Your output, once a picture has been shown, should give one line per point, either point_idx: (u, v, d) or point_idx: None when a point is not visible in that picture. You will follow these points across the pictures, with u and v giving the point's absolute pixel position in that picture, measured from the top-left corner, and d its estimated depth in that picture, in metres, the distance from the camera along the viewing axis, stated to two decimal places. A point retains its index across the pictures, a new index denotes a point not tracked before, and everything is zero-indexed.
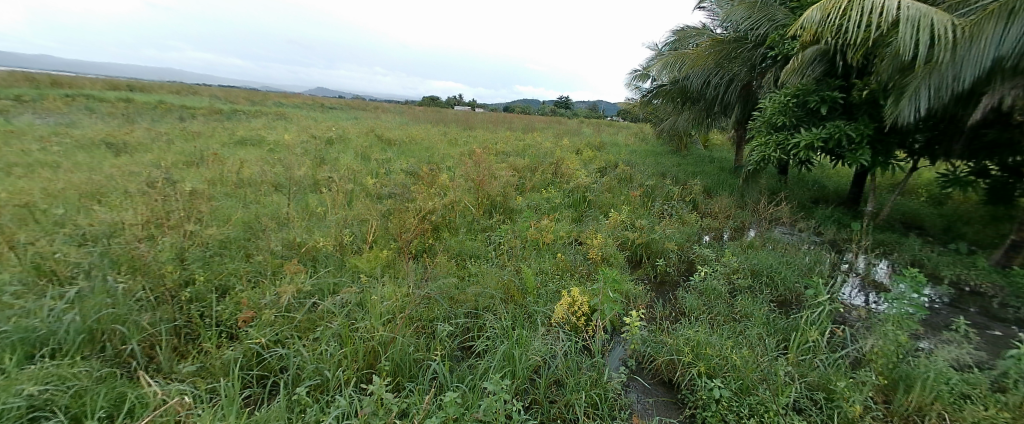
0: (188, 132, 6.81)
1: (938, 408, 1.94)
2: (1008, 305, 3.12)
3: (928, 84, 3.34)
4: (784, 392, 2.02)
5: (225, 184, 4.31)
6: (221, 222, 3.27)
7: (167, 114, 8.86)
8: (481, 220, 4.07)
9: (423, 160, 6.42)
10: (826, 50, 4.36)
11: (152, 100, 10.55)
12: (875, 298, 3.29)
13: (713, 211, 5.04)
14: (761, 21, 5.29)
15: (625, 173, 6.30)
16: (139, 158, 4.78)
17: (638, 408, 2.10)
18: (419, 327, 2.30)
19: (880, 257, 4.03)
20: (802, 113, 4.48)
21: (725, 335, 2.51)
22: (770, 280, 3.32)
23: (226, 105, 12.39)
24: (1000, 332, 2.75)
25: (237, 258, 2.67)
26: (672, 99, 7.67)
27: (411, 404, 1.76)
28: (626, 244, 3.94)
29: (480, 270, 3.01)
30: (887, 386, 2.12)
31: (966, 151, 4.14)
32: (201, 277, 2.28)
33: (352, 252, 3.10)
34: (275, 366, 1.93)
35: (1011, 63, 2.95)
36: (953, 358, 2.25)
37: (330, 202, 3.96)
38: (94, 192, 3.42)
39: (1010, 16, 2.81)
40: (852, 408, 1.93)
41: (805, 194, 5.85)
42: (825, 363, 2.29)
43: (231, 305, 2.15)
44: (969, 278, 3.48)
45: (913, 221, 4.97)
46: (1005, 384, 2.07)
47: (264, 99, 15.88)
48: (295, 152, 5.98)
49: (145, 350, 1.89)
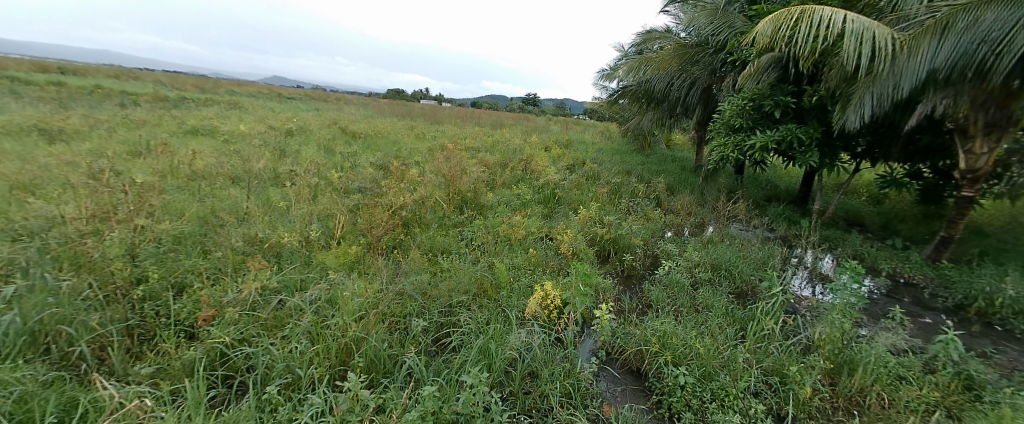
0: (132, 120, 6.30)
1: (877, 389, 2.17)
2: (937, 295, 3.50)
3: (872, 92, 3.65)
4: (742, 377, 2.19)
5: (176, 176, 4.04)
6: (174, 216, 3.06)
7: (106, 100, 8.17)
8: (452, 216, 4.04)
9: (391, 155, 6.28)
10: (780, 58, 4.65)
11: (86, 84, 9.66)
12: (821, 289, 3.59)
13: (676, 208, 5.27)
14: (721, 27, 5.52)
15: (593, 171, 6.47)
16: (76, 147, 4.39)
17: (608, 396, 2.18)
18: (392, 323, 2.27)
19: (827, 252, 4.37)
20: (758, 116, 4.76)
21: (689, 325, 2.65)
22: (728, 273, 3.54)
23: (173, 91, 11.58)
24: (929, 320, 3.08)
25: (193, 255, 2.50)
26: (638, 100, 7.92)
27: (388, 400, 1.74)
28: (595, 240, 4.07)
29: (453, 266, 3.00)
30: (833, 370, 2.33)
31: (903, 154, 4.63)
32: (155, 274, 2.12)
33: (319, 248, 3.01)
34: (241, 365, 1.84)
35: (944, 75, 3.26)
36: (892, 343, 2.50)
37: (293, 197, 3.81)
38: (26, 183, 3.11)
39: (943, 31, 3.13)
40: (803, 390, 2.12)
41: (760, 193, 6.23)
42: (778, 350, 2.47)
43: (189, 303, 2.02)
44: (903, 271, 3.87)
45: (855, 219, 5.43)
46: (934, 366, 2.35)
47: (216, 86, 14.93)
48: (253, 144, 5.69)
49: (95, 351, 1.77)
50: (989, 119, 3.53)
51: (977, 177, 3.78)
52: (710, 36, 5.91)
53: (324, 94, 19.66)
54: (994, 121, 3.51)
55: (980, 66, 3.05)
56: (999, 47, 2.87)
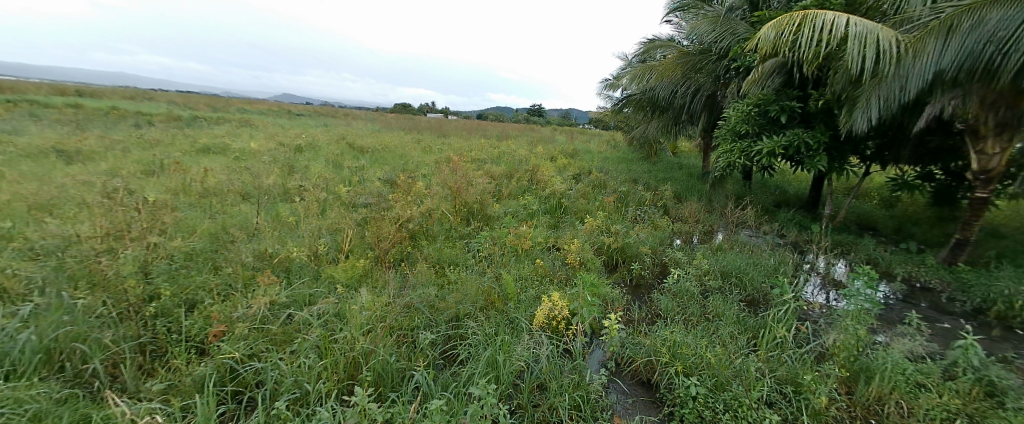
0: (147, 139, 6.46)
1: (897, 397, 2.12)
2: (955, 299, 3.42)
3: (878, 95, 3.63)
4: (755, 387, 2.15)
5: (188, 193, 4.12)
6: (185, 233, 3.12)
7: (121, 121, 8.40)
8: (459, 228, 4.05)
9: (398, 168, 6.34)
10: (784, 63, 4.65)
11: (103, 106, 9.96)
12: (834, 296, 3.53)
13: (683, 216, 5.23)
14: (723, 34, 5.56)
15: (599, 180, 6.47)
16: (93, 167, 4.51)
17: (618, 409, 2.15)
18: (400, 336, 2.27)
19: (839, 257, 4.31)
20: (763, 121, 4.74)
21: (700, 334, 2.61)
22: (739, 280, 3.49)
23: (186, 111, 11.88)
24: (948, 325, 3.01)
25: (204, 271, 2.54)
26: (642, 108, 7.95)
27: (396, 414, 1.73)
28: (603, 249, 4.05)
29: (460, 278, 2.99)
30: (850, 379, 2.28)
31: (913, 156, 4.57)
32: (167, 291, 2.15)
33: (328, 262, 3.04)
34: (250, 381, 1.85)
35: (952, 75, 3.24)
36: (909, 350, 2.44)
37: (302, 212, 3.86)
38: (45, 204, 3.21)
39: (948, 32, 3.12)
40: (819, 400, 2.07)
41: (769, 198, 6.17)
42: (792, 358, 2.42)
43: (200, 319, 2.04)
44: (919, 274, 3.79)
45: (867, 223, 5.34)
46: (955, 372, 2.28)
47: (227, 105, 15.29)
48: (263, 160, 5.79)
49: (108, 368, 1.80)
50: (1001, 118, 3.47)
51: (991, 178, 3.72)
52: (712, 44, 5.94)
53: (331, 110, 19.98)
54: (1006, 121, 3.46)
55: (988, 65, 3.03)
56: (1006, 46, 2.84)
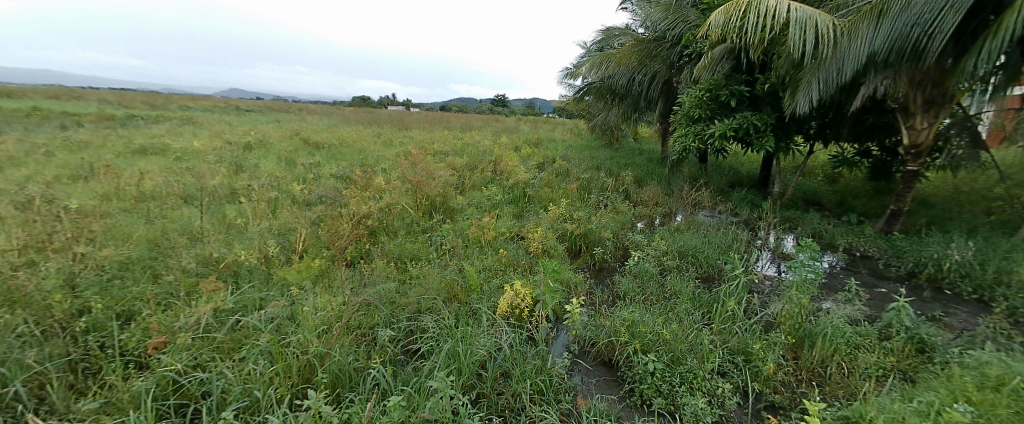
0: (74, 142, 5.93)
1: (836, 359, 2.29)
2: (890, 264, 3.73)
3: (818, 77, 3.85)
4: (709, 358, 2.27)
5: (122, 199, 3.82)
6: (119, 241, 2.90)
7: (43, 123, 7.64)
8: (421, 222, 4.00)
9: (356, 164, 6.14)
10: (732, 49, 4.82)
11: (21, 106, 9.01)
12: (783, 268, 3.77)
13: (644, 199, 5.40)
14: (676, 22, 5.69)
15: (563, 168, 6.54)
16: (8, 174, 4.09)
17: (581, 389, 2.22)
18: (359, 335, 2.23)
19: (788, 232, 4.59)
20: (715, 106, 4.93)
21: (657, 312, 2.72)
22: (695, 258, 3.66)
23: (121, 109, 10.98)
24: (883, 289, 3.28)
25: (142, 280, 2.37)
26: (603, 95, 8.07)
27: (353, 414, 1.70)
28: (566, 236, 4.11)
29: (422, 272, 2.96)
30: (796, 345, 2.45)
31: (851, 134, 4.89)
32: (99, 304, 2.01)
33: (280, 263, 2.92)
34: (195, 392, 1.76)
35: (884, 56, 3.46)
36: (848, 315, 2.63)
37: (250, 213, 3.67)
38: None
39: (880, 16, 3.32)
40: (766, 366, 2.22)
41: (723, 180, 6.45)
42: (742, 329, 2.56)
43: (138, 332, 1.92)
44: (858, 244, 4.09)
45: (813, 198, 5.70)
46: (888, 333, 2.49)
47: (169, 102, 14.24)
48: (208, 160, 5.45)
49: (33, 390, 1.66)
50: (928, 96, 3.77)
51: (920, 152, 4.04)
52: (666, 31, 6.08)
53: (284, 104, 19.00)
54: (932, 99, 3.76)
55: (915, 46, 3.26)
56: (930, 29, 3.07)
